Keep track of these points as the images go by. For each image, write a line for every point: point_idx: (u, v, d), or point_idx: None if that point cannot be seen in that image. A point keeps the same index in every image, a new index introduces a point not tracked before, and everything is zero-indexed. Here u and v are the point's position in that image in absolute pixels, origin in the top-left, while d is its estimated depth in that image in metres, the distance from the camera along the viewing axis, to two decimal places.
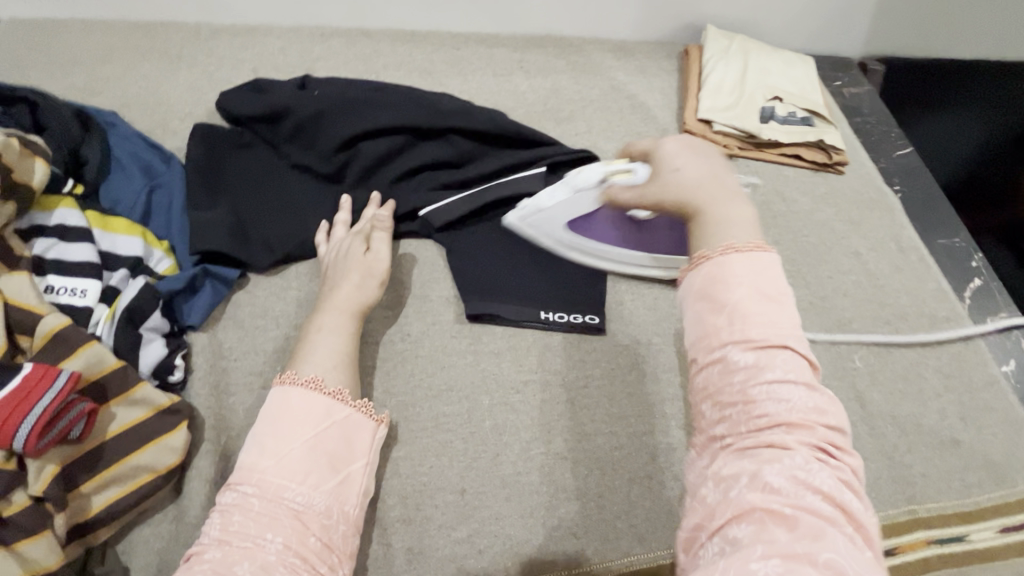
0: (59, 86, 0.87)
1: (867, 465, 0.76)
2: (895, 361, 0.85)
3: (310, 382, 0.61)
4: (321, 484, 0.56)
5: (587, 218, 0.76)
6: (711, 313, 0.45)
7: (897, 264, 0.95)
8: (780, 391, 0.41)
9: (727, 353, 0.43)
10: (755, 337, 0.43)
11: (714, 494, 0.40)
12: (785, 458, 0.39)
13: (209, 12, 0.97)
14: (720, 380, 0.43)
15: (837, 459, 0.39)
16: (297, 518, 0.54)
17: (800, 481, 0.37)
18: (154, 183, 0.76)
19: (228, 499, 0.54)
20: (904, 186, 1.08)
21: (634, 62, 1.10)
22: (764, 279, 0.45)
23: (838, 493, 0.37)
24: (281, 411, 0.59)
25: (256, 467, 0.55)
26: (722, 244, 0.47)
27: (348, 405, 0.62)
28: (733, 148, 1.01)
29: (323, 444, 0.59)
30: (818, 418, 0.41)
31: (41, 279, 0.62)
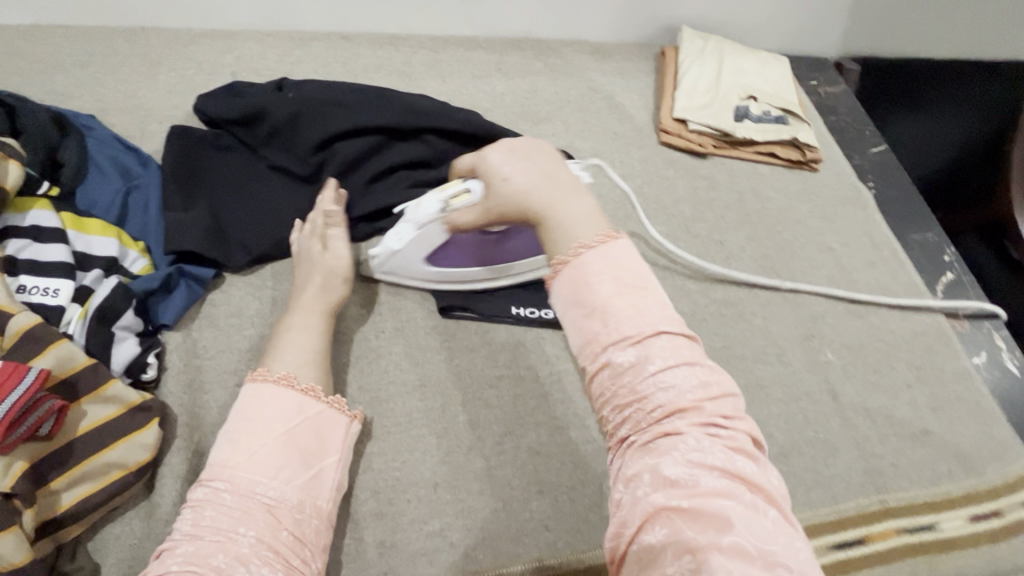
0: (36, 91, 0.88)
1: (839, 456, 0.77)
2: (868, 354, 0.87)
3: (282, 378, 0.62)
4: (293, 479, 0.57)
5: (443, 248, 0.73)
6: (586, 318, 0.45)
7: (869, 258, 0.97)
8: (660, 377, 0.43)
9: (610, 356, 0.44)
10: (630, 333, 0.44)
11: (623, 496, 0.42)
12: (680, 445, 0.41)
13: (188, 17, 0.98)
14: (611, 382, 0.44)
15: (727, 427, 0.42)
16: (269, 512, 0.54)
17: (694, 464, 0.40)
18: (130, 185, 0.77)
19: (199, 494, 0.55)
20: (878, 183, 1.09)
21: (611, 63, 1.12)
22: (626, 269, 0.46)
23: (732, 464, 0.40)
24: (253, 407, 0.60)
25: (228, 462, 0.56)
26: (575, 246, 0.47)
27: (320, 401, 0.63)
28: (708, 147, 1.03)
29: (295, 440, 0.59)
30: (705, 391, 0.43)
31: (13, 279, 0.63)
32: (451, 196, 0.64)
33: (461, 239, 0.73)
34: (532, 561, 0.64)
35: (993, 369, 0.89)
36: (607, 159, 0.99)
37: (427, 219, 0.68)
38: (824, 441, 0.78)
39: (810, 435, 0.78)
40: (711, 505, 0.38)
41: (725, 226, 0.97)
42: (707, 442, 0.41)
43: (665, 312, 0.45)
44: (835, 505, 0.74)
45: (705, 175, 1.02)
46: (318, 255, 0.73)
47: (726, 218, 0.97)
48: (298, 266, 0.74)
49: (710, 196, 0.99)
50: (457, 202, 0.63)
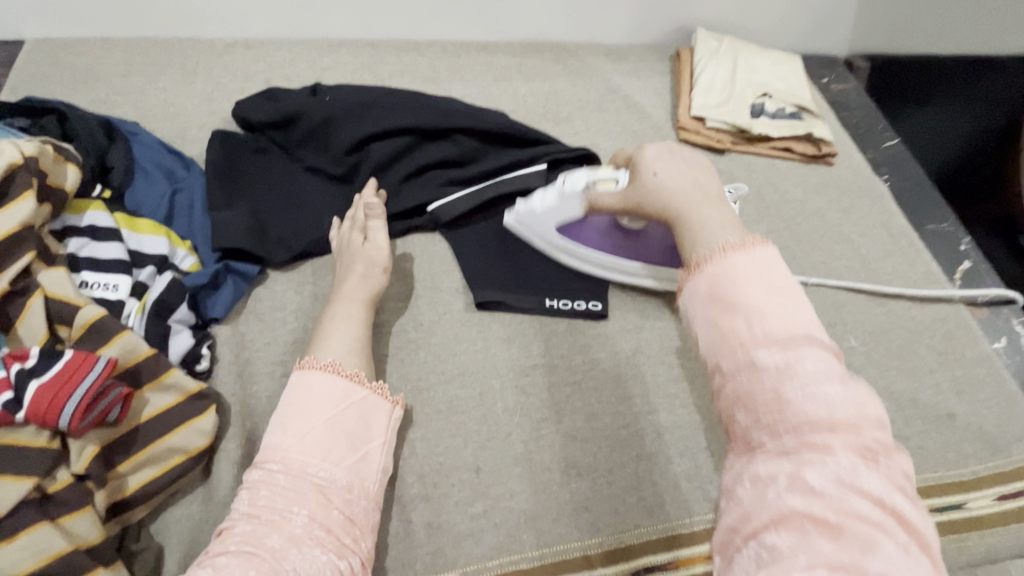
0: (82, 100, 0.91)
1: None
2: (890, 340, 0.89)
3: (328, 365, 0.64)
4: (341, 461, 0.60)
5: (576, 224, 0.79)
6: (730, 314, 0.44)
7: (887, 248, 0.99)
8: (814, 387, 0.40)
9: (755, 354, 0.42)
10: (780, 336, 0.42)
11: (747, 493, 0.39)
12: (831, 460, 0.38)
13: (222, 27, 1.02)
14: (751, 384, 0.41)
15: (884, 459, 0.38)
16: (320, 492, 0.57)
17: (844, 483, 0.36)
18: (175, 187, 0.80)
19: (254, 476, 0.58)
20: (892, 175, 1.12)
21: (628, 65, 1.15)
22: (770, 274, 0.45)
23: (888, 497, 0.36)
24: (302, 392, 0.62)
25: (280, 446, 0.59)
26: (720, 247, 0.47)
27: (365, 386, 0.65)
28: (726, 143, 1.05)
29: (342, 423, 0.62)
30: (862, 417, 0.39)
31: (75, 275, 0.66)
32: (598, 178, 0.72)
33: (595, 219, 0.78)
34: (574, 541, 0.66)
35: (1013, 354, 0.91)
36: None
37: (575, 190, 0.74)
38: None
39: None
40: (855, 526, 0.35)
41: (745, 219, 0.99)
42: (864, 468, 0.37)
43: (813, 324, 0.43)
44: None
45: (724, 170, 1.04)
46: (364, 246, 0.76)
47: (745, 212, 1.00)
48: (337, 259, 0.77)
49: (729, 190, 1.02)
50: (607, 184, 0.70)
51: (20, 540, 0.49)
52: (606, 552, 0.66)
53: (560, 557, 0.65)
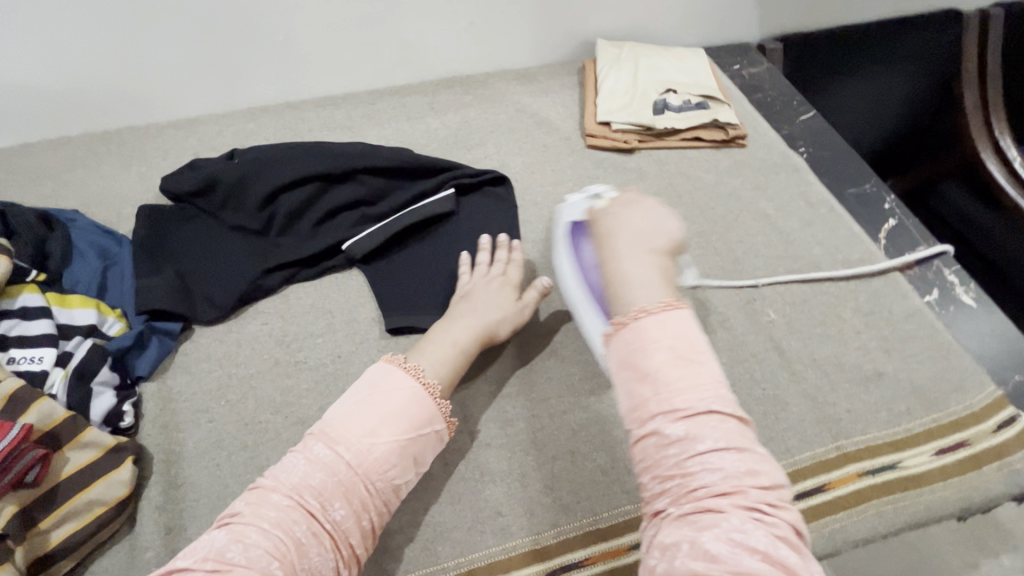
0: (30, 197, 1.01)
1: (791, 410, 0.78)
2: (812, 308, 0.88)
3: (428, 386, 0.66)
4: (397, 479, 0.62)
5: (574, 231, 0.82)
6: (639, 385, 0.54)
7: (805, 218, 1.00)
8: (711, 456, 0.50)
9: (659, 425, 0.52)
10: (680, 407, 0.52)
11: (658, 561, 0.48)
12: (722, 523, 0.47)
13: (151, 113, 1.11)
14: (657, 448, 0.52)
15: (770, 514, 0.48)
16: (362, 501, 0.59)
17: (736, 543, 0.46)
18: (108, 263, 0.88)
19: (320, 453, 0.59)
20: (809, 146, 1.13)
21: (537, 85, 1.21)
22: (685, 343, 0.55)
23: (773, 548, 0.45)
24: (401, 399, 0.63)
25: (356, 437, 0.60)
26: (635, 308, 0.56)
27: (445, 421, 0.66)
28: (634, 142, 1.09)
29: (412, 446, 0.63)
30: (751, 478, 0.49)
31: (3, 353, 0.72)
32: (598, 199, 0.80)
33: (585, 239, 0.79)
34: (489, 547, 0.67)
35: (947, 304, 0.89)
36: (539, 170, 1.06)
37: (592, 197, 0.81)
38: (774, 397, 0.79)
39: (759, 394, 0.79)
40: None
41: None
42: (752, 524, 0.47)
43: (716, 390, 0.53)
44: (790, 457, 0.74)
45: (635, 168, 1.07)
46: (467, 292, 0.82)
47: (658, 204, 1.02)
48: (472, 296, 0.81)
49: (641, 186, 1.04)
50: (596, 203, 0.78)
51: None
52: (522, 555, 0.67)
53: (475, 564, 0.66)
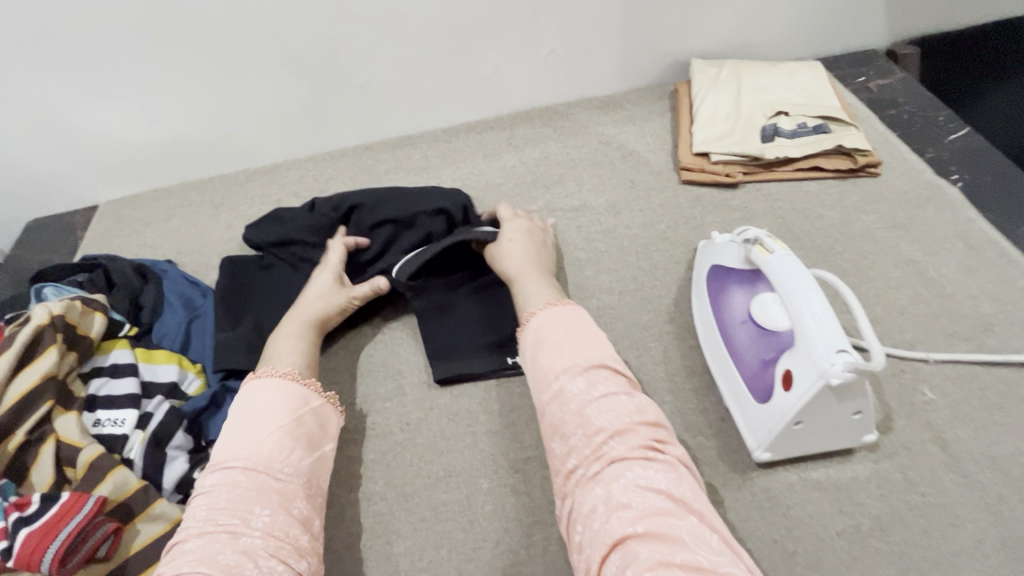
0: (134, 247, 1.08)
1: (964, 527, 0.60)
2: (985, 386, 0.69)
3: (286, 373, 0.67)
4: (303, 459, 0.61)
5: (727, 275, 0.72)
6: (541, 360, 0.61)
7: (965, 265, 0.80)
8: (607, 407, 0.55)
9: (563, 386, 0.58)
10: (578, 365, 0.59)
11: (583, 529, 0.50)
12: (625, 472, 0.51)
13: (239, 160, 1.14)
14: (561, 412, 0.57)
15: (665, 455, 0.53)
16: (281, 492, 0.58)
17: (642, 489, 0.49)
18: (193, 314, 0.89)
19: (213, 480, 0.57)
20: (964, 172, 0.92)
21: (622, 113, 1.10)
22: (573, 326, 0.63)
23: (672, 485, 0.50)
24: (270, 394, 0.64)
25: (236, 446, 0.59)
26: (538, 302, 0.67)
27: (321, 394, 0.68)
28: (738, 175, 0.94)
29: (300, 428, 0.63)
30: (641, 418, 0.55)
31: (90, 414, 0.73)
32: (758, 245, 0.66)
33: (742, 291, 0.70)
34: None
35: None
36: (626, 209, 0.95)
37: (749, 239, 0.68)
38: (938, 507, 0.61)
39: (916, 500, 0.62)
40: (660, 521, 0.46)
41: None
42: (652, 468, 0.51)
43: (603, 362, 0.59)
44: None
45: (739, 206, 0.93)
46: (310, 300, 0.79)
47: None
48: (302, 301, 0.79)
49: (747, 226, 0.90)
50: (757, 252, 0.65)
51: None
52: None
53: None
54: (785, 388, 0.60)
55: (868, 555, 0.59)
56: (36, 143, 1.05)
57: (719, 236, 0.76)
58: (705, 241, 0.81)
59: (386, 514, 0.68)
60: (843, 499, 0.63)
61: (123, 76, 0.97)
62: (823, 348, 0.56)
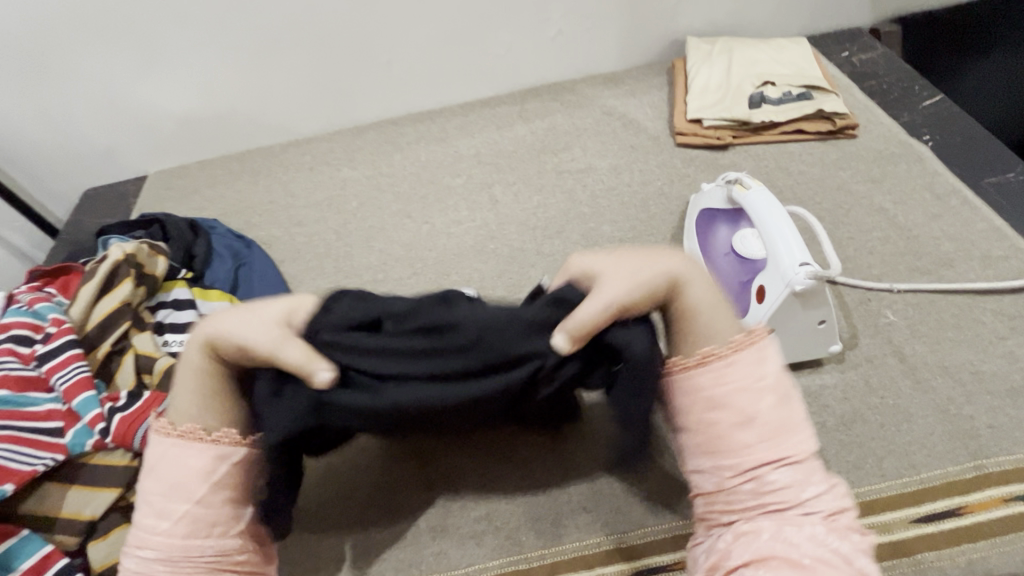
0: (182, 210, 1.19)
1: (916, 422, 0.69)
2: (940, 310, 0.78)
3: (189, 432, 0.57)
4: (224, 531, 0.56)
5: (712, 215, 0.82)
6: (734, 421, 0.53)
7: (930, 211, 0.89)
8: (811, 488, 0.51)
9: (758, 464, 0.52)
10: (785, 452, 0.52)
11: (730, 543, 0.52)
12: (800, 529, 0.50)
13: (275, 134, 1.26)
14: (753, 481, 0.52)
15: (851, 534, 0.51)
16: (206, 570, 0.55)
17: (817, 542, 0.49)
18: (239, 263, 0.99)
19: (133, 562, 0.55)
20: (935, 134, 1.01)
21: (624, 88, 1.20)
22: (775, 380, 0.54)
23: (856, 559, 0.48)
24: (171, 464, 0.56)
25: (145, 528, 0.55)
26: (740, 337, 0.54)
27: (246, 443, 0.58)
28: (728, 139, 1.04)
29: (218, 489, 0.56)
30: (841, 511, 0.51)
31: (160, 337, 0.84)
32: (738, 184, 0.76)
33: (725, 226, 0.80)
34: (573, 541, 0.67)
35: None
36: (626, 171, 1.06)
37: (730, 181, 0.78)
38: (894, 407, 0.70)
39: (875, 402, 0.71)
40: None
41: None
42: (838, 538, 0.49)
43: (809, 433, 0.54)
44: (915, 474, 0.65)
45: (729, 165, 1.03)
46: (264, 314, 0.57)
47: None
48: (229, 339, 0.54)
49: None
50: (737, 189, 0.75)
51: (111, 537, 0.65)
52: (606, 551, 0.66)
53: (558, 556, 0.66)
54: (759, 301, 0.70)
55: (831, 445, 0.69)
56: (97, 116, 1.17)
57: (704, 187, 0.86)
58: (692, 197, 0.91)
59: None
60: (812, 402, 0.72)
61: (175, 53, 1.09)
62: (789, 262, 0.66)
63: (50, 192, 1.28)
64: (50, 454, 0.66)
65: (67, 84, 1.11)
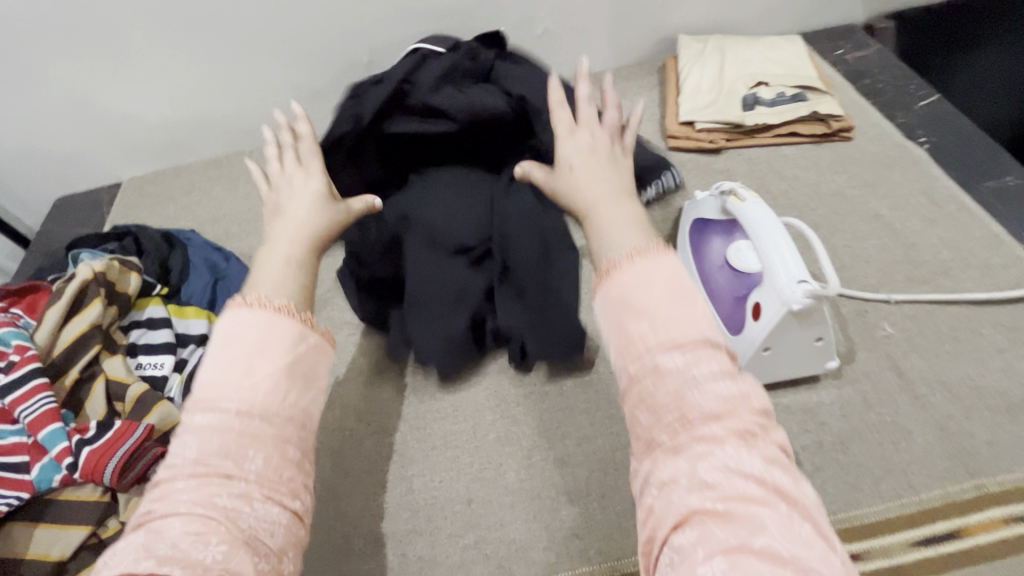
0: (157, 219, 1.15)
1: (914, 439, 0.68)
2: (938, 322, 0.76)
3: (282, 307, 0.47)
4: (297, 404, 0.44)
5: (707, 224, 0.79)
6: (630, 321, 0.41)
7: (927, 217, 0.87)
8: (710, 385, 0.38)
9: (656, 358, 0.40)
10: (676, 338, 0.40)
11: (654, 502, 0.37)
12: (714, 452, 0.36)
13: (253, 138, 1.21)
14: (652, 388, 0.39)
15: (761, 438, 0.37)
16: (264, 453, 0.41)
17: (734, 473, 0.35)
18: (217, 276, 0.94)
19: (199, 423, 0.41)
20: (931, 135, 0.99)
21: (614, 88, 1.17)
22: (674, 277, 0.43)
23: (769, 475, 0.35)
24: (256, 333, 0.45)
25: (220, 403, 0.41)
26: (626, 250, 0.44)
27: (317, 330, 0.48)
28: (720, 142, 1.01)
29: (298, 371, 0.45)
30: (745, 400, 0.38)
31: (133, 359, 0.81)
32: (732, 195, 0.73)
33: (721, 237, 0.77)
34: (565, 570, 0.65)
35: None
36: None
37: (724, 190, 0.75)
38: (892, 424, 0.69)
39: (873, 419, 0.69)
40: (747, 509, 0.33)
41: None
42: (749, 452, 0.36)
43: (702, 313, 0.41)
44: (913, 494, 0.64)
45: (722, 169, 1.00)
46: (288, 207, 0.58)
47: None
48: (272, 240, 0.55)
49: None
50: (733, 201, 0.72)
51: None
52: None
53: None
54: (754, 318, 0.68)
55: (828, 465, 0.67)
56: (65, 122, 1.12)
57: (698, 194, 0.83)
58: (686, 204, 0.88)
59: (400, 442, 0.76)
60: (809, 419, 0.70)
61: (145, 57, 1.04)
62: (785, 279, 0.63)
63: (19, 201, 1.23)
64: (14, 491, 0.63)
65: (31, 90, 1.06)
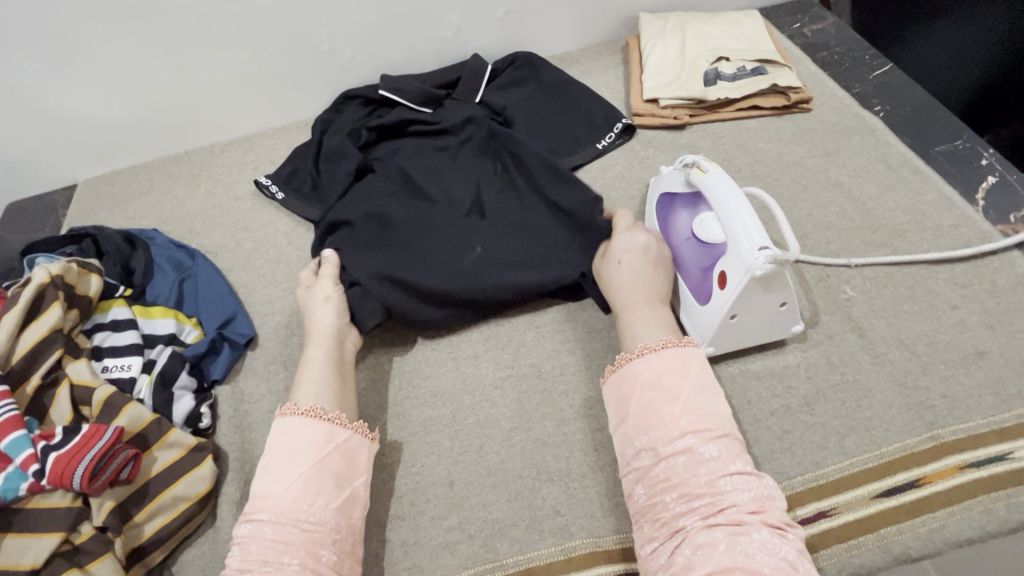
0: (117, 220, 1.11)
1: (875, 397, 0.70)
2: (896, 282, 0.79)
3: (310, 411, 0.65)
4: (329, 503, 0.61)
5: (672, 197, 0.80)
6: (668, 402, 0.61)
7: (884, 184, 0.90)
8: (739, 485, 0.57)
9: (693, 446, 0.58)
10: (711, 431, 0.59)
11: (684, 555, 0.54)
12: (745, 536, 0.53)
13: (214, 134, 1.18)
14: (688, 467, 0.58)
15: (786, 533, 0.55)
16: (309, 542, 0.58)
17: (768, 551, 0.52)
18: (183, 275, 0.91)
19: (244, 531, 0.59)
20: (885, 104, 1.01)
21: (578, 68, 1.17)
22: (702, 378, 0.64)
23: (795, 559, 0.52)
24: (301, 433, 0.64)
25: (270, 495, 0.60)
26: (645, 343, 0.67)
27: (348, 428, 0.66)
28: (685, 118, 1.02)
29: (329, 466, 0.63)
30: (770, 502, 0.57)
31: (98, 362, 0.78)
32: (694, 168, 0.74)
33: (686, 209, 0.78)
34: (549, 545, 0.66)
35: None
36: None
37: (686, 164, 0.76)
38: (854, 383, 0.71)
39: (836, 379, 0.72)
40: (775, 558, 0.51)
41: None
42: (777, 538, 0.53)
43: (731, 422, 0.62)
44: (876, 449, 0.67)
45: (687, 145, 1.01)
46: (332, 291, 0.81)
47: None
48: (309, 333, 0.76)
49: None
50: (696, 173, 0.73)
51: None
52: (581, 554, 0.65)
53: (533, 562, 0.65)
54: (720, 287, 0.70)
55: (796, 427, 0.69)
56: (11, 124, 1.07)
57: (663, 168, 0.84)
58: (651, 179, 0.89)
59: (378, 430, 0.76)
60: (777, 384, 0.72)
61: (97, 55, 1.01)
62: (748, 246, 0.65)
63: None
64: None
65: None
